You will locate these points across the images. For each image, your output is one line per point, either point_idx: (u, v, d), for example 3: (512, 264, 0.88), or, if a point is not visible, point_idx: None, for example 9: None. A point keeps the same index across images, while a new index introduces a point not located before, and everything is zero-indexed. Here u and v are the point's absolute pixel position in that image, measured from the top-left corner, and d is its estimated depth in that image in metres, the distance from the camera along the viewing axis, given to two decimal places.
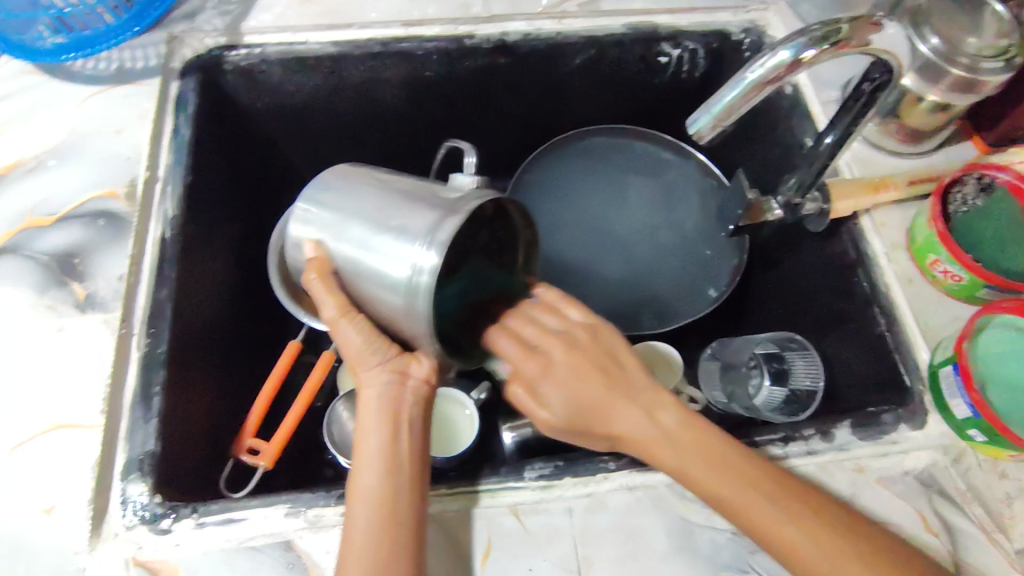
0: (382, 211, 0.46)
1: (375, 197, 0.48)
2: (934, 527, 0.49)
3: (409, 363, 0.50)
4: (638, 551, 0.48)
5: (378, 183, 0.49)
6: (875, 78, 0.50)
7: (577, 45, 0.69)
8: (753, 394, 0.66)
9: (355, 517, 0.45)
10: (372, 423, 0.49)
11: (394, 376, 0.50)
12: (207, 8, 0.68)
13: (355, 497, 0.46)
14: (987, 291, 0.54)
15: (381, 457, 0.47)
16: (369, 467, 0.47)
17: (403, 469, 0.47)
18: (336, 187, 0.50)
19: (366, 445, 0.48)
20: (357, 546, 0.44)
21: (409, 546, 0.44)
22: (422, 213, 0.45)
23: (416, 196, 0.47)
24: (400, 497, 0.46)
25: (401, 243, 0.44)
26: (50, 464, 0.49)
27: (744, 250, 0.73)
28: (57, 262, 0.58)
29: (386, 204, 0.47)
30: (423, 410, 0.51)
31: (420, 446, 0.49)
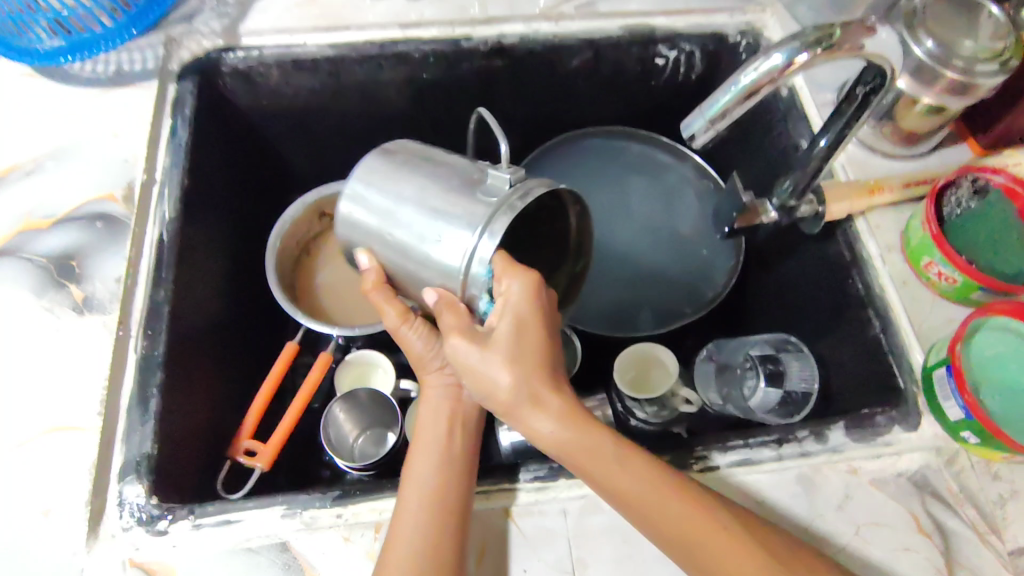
0: (430, 198, 0.48)
1: (423, 183, 0.49)
2: (926, 528, 0.50)
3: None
4: (632, 552, 0.48)
5: (424, 166, 0.51)
6: (867, 82, 0.50)
7: (574, 47, 0.69)
8: (748, 396, 0.65)
9: (406, 497, 0.47)
10: (429, 422, 0.52)
11: (454, 381, 0.54)
12: (204, 9, 0.68)
13: (406, 483, 0.49)
14: (981, 294, 0.54)
15: (436, 447, 0.50)
16: (424, 457, 0.50)
17: (454, 458, 0.50)
18: (383, 174, 0.51)
19: (423, 439, 0.51)
20: (405, 531, 0.46)
21: (455, 525, 0.46)
22: (472, 202, 0.47)
23: (464, 181, 0.49)
24: (449, 480, 0.48)
25: (454, 231, 0.47)
26: (47, 466, 0.50)
27: (739, 253, 0.74)
28: (55, 264, 0.58)
29: (435, 191, 0.49)
30: (479, 415, 0.54)
31: (472, 443, 0.52)
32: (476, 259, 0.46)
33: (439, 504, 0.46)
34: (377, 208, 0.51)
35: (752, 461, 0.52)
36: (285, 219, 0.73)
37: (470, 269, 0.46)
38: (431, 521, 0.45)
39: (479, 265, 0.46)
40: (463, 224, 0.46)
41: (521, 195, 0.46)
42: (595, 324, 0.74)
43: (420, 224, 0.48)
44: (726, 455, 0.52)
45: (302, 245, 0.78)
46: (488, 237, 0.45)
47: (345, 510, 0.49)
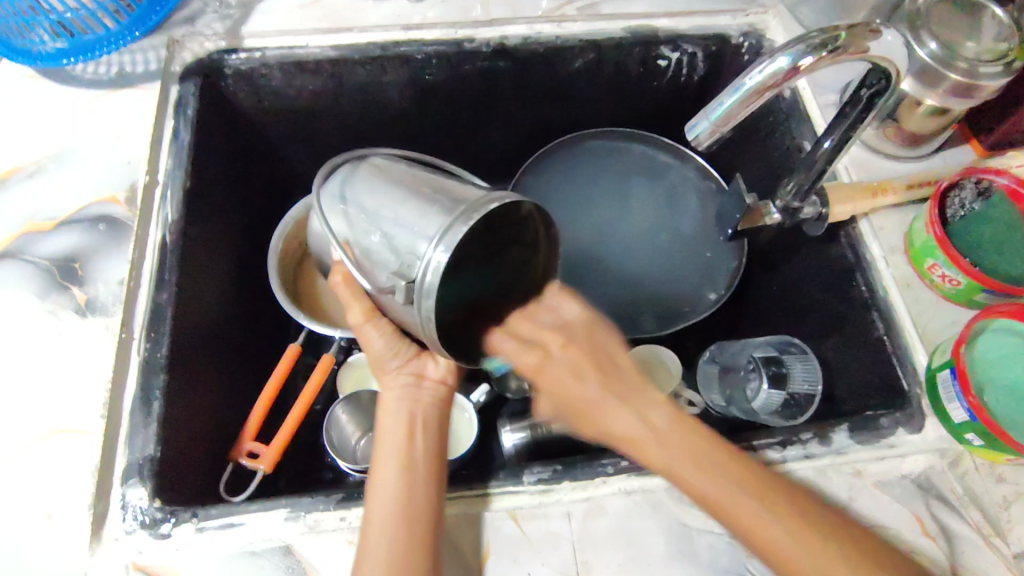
0: (401, 207, 0.46)
1: (396, 192, 0.48)
2: (931, 531, 0.50)
3: (424, 368, 0.57)
4: (636, 554, 0.48)
5: (404, 178, 0.50)
6: (872, 85, 0.50)
7: (577, 48, 0.69)
8: (751, 398, 0.66)
9: (373, 506, 0.48)
10: (392, 426, 0.54)
11: (410, 380, 0.56)
12: (207, 11, 0.68)
13: (372, 492, 0.49)
14: (985, 296, 0.54)
15: (398, 451, 0.52)
16: (387, 460, 0.51)
17: (415, 462, 0.51)
18: (367, 181, 0.50)
19: (386, 442, 0.53)
20: (373, 538, 0.46)
21: (426, 530, 0.46)
22: (437, 213, 0.44)
23: (438, 194, 0.46)
24: (415, 484, 0.49)
25: (417, 241, 0.43)
26: (49, 468, 0.50)
27: (741, 254, 0.74)
28: (58, 267, 0.58)
29: (407, 199, 0.46)
30: (438, 414, 0.56)
31: (436, 447, 0.53)
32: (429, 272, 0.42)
33: (411, 516, 0.46)
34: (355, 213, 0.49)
35: (756, 464, 0.52)
36: (286, 220, 0.73)
37: (422, 284, 0.42)
38: (401, 528, 0.45)
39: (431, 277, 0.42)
40: (425, 235, 0.43)
41: (484, 205, 0.42)
42: None
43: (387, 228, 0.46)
44: None
45: (303, 246, 0.77)
46: (443, 248, 0.41)
47: (348, 513, 0.49)
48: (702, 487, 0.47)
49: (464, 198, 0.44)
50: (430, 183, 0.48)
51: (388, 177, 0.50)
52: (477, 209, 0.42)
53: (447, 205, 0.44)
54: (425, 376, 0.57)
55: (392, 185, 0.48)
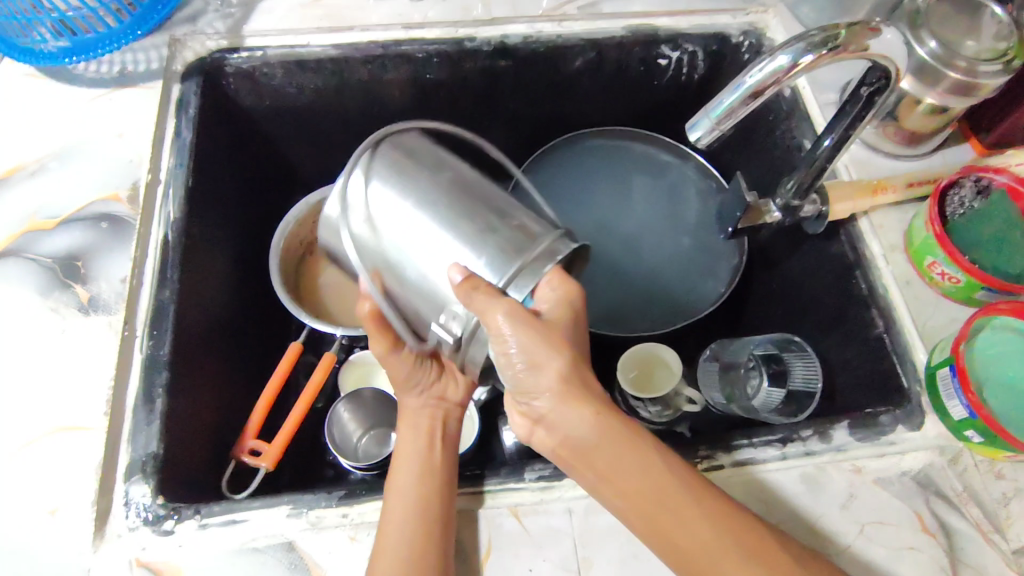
0: (461, 232, 0.48)
1: (448, 209, 0.49)
2: (930, 527, 0.50)
3: (443, 392, 0.58)
4: (637, 551, 0.48)
5: (450, 187, 0.50)
6: (872, 83, 0.50)
7: (578, 47, 0.69)
8: (751, 396, 0.66)
9: (391, 508, 0.48)
10: (411, 440, 0.54)
11: (431, 402, 0.57)
12: (209, 10, 0.68)
13: (390, 493, 0.49)
14: (984, 293, 0.55)
15: (417, 461, 0.52)
16: (406, 469, 0.51)
17: (436, 470, 0.51)
18: (407, 187, 0.51)
19: (405, 454, 0.53)
20: (388, 539, 0.46)
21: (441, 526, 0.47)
22: (494, 249, 0.47)
23: (496, 221, 0.48)
24: (434, 488, 0.49)
25: (478, 275, 0.47)
26: (52, 466, 0.50)
27: (742, 252, 0.74)
28: (61, 265, 0.58)
29: (463, 226, 0.48)
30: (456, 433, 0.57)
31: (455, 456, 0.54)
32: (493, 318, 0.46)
33: (426, 512, 0.47)
34: (401, 223, 0.50)
35: (756, 460, 0.52)
36: (288, 218, 0.73)
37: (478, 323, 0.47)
38: (417, 524, 0.46)
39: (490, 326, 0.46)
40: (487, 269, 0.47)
41: (541, 253, 0.47)
42: (596, 324, 0.74)
43: (439, 249, 0.48)
44: (730, 455, 0.52)
45: (305, 245, 0.77)
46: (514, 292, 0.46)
47: (351, 509, 0.50)
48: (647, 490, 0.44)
49: (521, 230, 0.48)
50: (478, 199, 0.50)
51: (427, 182, 0.50)
52: (536, 258, 0.47)
53: (505, 238, 0.48)
54: (443, 399, 0.58)
55: (443, 198, 0.50)
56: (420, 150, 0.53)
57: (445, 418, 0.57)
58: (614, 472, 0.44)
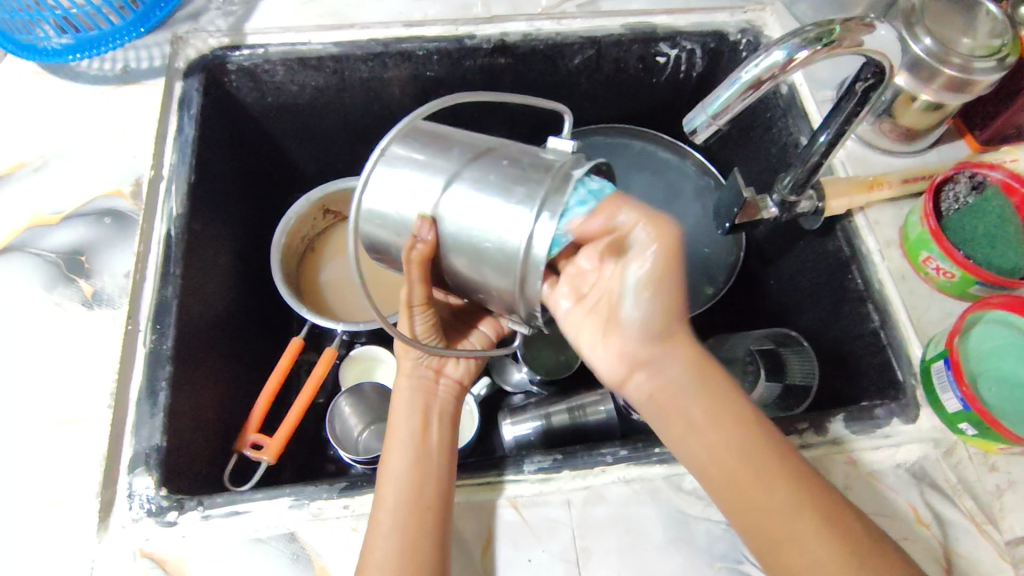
0: (485, 177, 0.43)
1: (464, 164, 0.44)
2: (924, 518, 0.51)
3: (443, 365, 0.58)
4: (635, 542, 0.49)
5: (468, 146, 0.46)
6: (867, 79, 0.50)
7: (577, 45, 0.70)
8: (747, 388, 0.65)
9: (384, 496, 0.48)
10: (405, 417, 0.54)
11: (428, 373, 0.57)
12: (211, 9, 0.69)
13: (383, 480, 0.50)
14: (979, 288, 0.55)
15: (410, 443, 0.52)
16: (399, 451, 0.51)
17: (430, 452, 0.51)
18: (418, 155, 0.46)
19: (398, 431, 0.53)
20: (381, 529, 0.47)
21: (435, 513, 0.47)
22: (523, 180, 0.42)
23: (519, 159, 0.44)
24: (425, 475, 0.49)
25: (512, 213, 0.41)
26: (59, 457, 0.51)
27: (740, 248, 0.75)
28: (65, 260, 0.59)
29: (488, 171, 0.43)
30: (452, 408, 0.57)
31: (450, 437, 0.54)
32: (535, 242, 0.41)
33: (421, 500, 0.47)
34: (425, 191, 0.44)
35: None
36: (289, 215, 0.74)
37: (528, 253, 0.41)
38: (412, 512, 0.46)
39: (540, 249, 0.41)
40: (519, 202, 0.41)
41: (572, 170, 0.42)
42: None
43: (472, 204, 0.43)
44: None
45: (305, 241, 0.78)
46: (548, 214, 0.41)
47: (353, 501, 0.50)
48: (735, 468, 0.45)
49: (542, 161, 0.43)
50: (493, 148, 0.46)
51: (437, 146, 0.46)
52: (568, 174, 0.42)
53: (536, 167, 0.43)
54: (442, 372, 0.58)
55: (463, 155, 0.45)
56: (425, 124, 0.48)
57: (442, 393, 0.57)
58: (710, 443, 0.46)
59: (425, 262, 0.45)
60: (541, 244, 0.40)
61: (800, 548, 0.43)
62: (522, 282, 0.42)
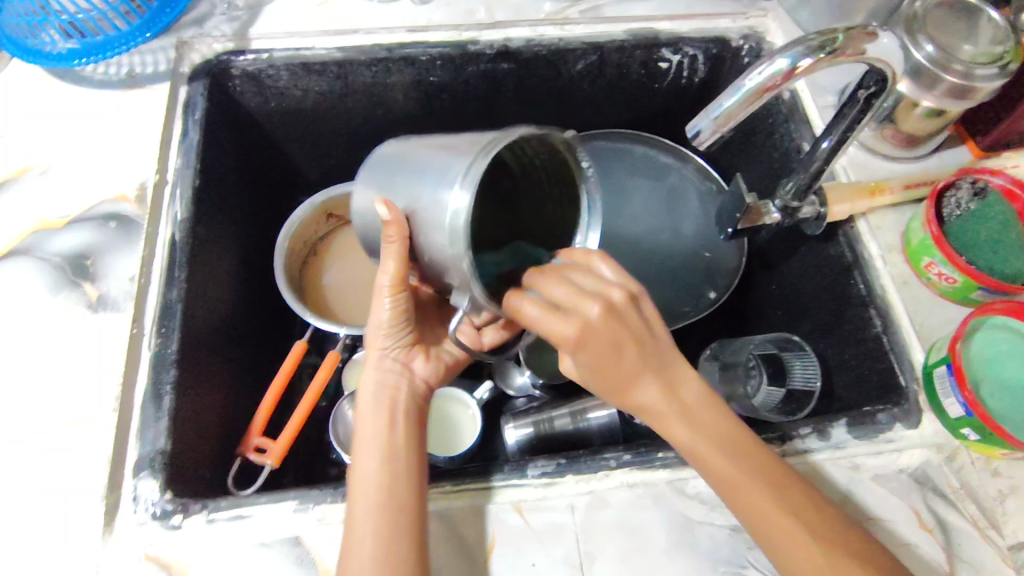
0: (429, 161, 0.45)
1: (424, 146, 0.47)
2: (927, 523, 0.51)
3: (410, 361, 0.56)
4: (638, 546, 0.49)
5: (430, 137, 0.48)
6: (869, 86, 0.51)
7: (580, 51, 0.70)
8: (751, 395, 0.67)
9: (358, 498, 0.47)
10: (373, 414, 0.52)
11: (396, 368, 0.55)
12: (215, 14, 0.69)
13: (356, 482, 0.49)
14: (981, 294, 0.55)
15: (380, 443, 0.50)
16: (371, 451, 0.50)
17: (399, 453, 0.50)
18: (390, 148, 0.49)
19: (366, 431, 0.51)
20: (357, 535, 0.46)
21: (409, 514, 0.47)
22: (456, 157, 0.43)
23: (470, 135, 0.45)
24: (399, 476, 0.49)
25: (442, 189, 0.42)
26: (64, 461, 0.51)
27: (741, 254, 0.75)
28: (70, 264, 0.59)
29: (437, 152, 0.45)
30: (418, 407, 0.54)
31: (418, 435, 0.52)
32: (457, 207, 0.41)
33: (396, 504, 0.47)
34: (388, 179, 0.47)
35: None
36: (293, 219, 0.74)
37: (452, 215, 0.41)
38: (385, 514, 0.46)
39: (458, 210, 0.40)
40: (447, 179, 0.42)
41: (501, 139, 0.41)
42: None
43: (418, 176, 0.45)
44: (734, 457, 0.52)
45: (310, 245, 0.79)
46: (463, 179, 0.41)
47: None
48: (708, 459, 0.46)
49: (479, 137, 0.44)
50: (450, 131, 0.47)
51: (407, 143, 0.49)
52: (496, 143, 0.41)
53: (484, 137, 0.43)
54: (413, 370, 0.56)
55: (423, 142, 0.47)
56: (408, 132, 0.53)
57: (411, 386, 0.55)
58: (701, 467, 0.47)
59: (399, 241, 0.46)
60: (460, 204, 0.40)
61: (765, 523, 0.45)
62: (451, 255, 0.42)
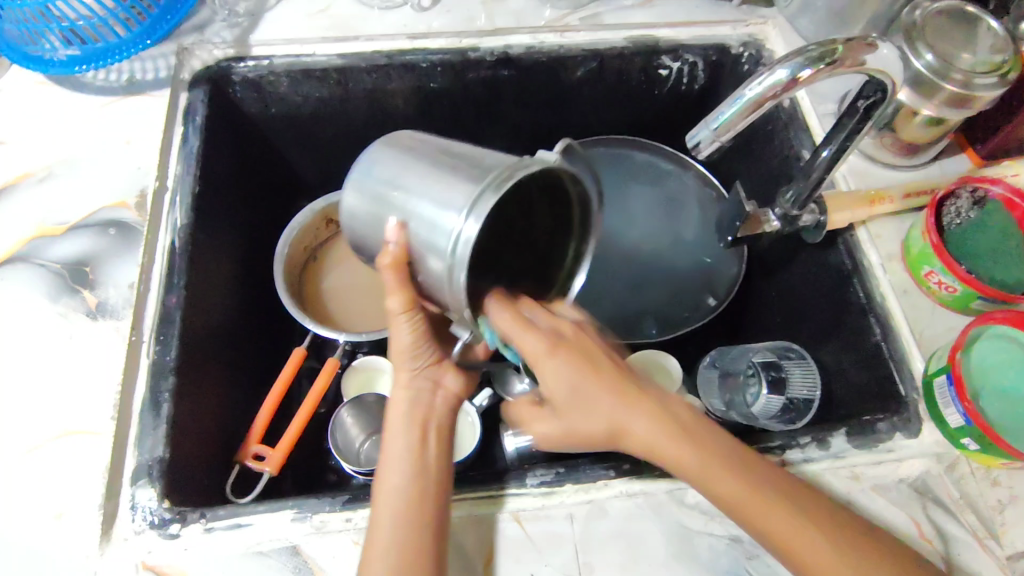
0: (431, 180, 0.44)
1: (424, 159, 0.46)
2: (927, 534, 0.50)
3: (441, 376, 0.53)
4: (637, 556, 0.49)
5: (433, 149, 0.47)
6: (869, 96, 0.50)
7: (579, 57, 0.70)
8: (751, 403, 0.67)
9: (379, 513, 0.47)
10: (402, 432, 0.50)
11: (426, 385, 0.52)
12: (216, 20, 0.69)
13: (381, 493, 0.48)
14: (981, 302, 0.55)
15: (406, 459, 0.49)
16: (395, 465, 0.49)
17: (426, 471, 0.49)
18: (389, 151, 0.48)
19: (393, 446, 0.50)
20: (378, 549, 0.46)
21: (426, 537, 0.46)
22: (463, 184, 0.42)
23: (480, 159, 0.44)
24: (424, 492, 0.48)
25: (442, 216, 0.42)
26: (63, 469, 0.51)
27: (741, 262, 0.74)
28: (69, 271, 0.59)
29: (441, 171, 0.44)
30: (449, 421, 0.53)
31: (447, 453, 0.51)
32: (463, 244, 0.41)
33: (411, 524, 0.46)
34: (387, 190, 0.46)
35: None
36: (292, 226, 0.75)
37: (456, 250, 0.41)
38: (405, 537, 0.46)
39: (465, 245, 0.41)
40: (453, 206, 0.42)
41: (513, 174, 0.41)
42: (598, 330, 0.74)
43: (421, 194, 0.44)
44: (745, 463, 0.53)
45: (310, 251, 0.79)
46: (474, 216, 0.40)
47: (354, 514, 0.50)
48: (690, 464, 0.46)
49: (487, 164, 0.43)
50: (455, 149, 0.47)
51: (413, 148, 0.47)
52: (507, 178, 0.41)
53: (496, 166, 0.43)
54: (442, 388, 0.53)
55: (425, 155, 0.46)
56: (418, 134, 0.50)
57: (440, 405, 0.52)
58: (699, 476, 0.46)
59: (399, 267, 0.45)
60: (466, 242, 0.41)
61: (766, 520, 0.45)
62: (445, 283, 0.43)
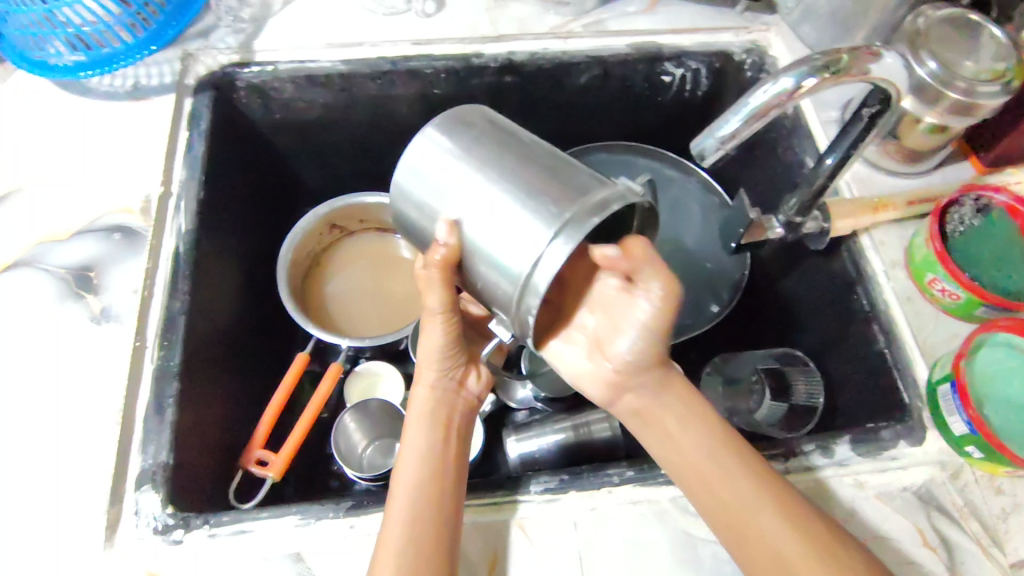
0: (511, 192, 0.44)
1: (501, 163, 0.46)
2: (931, 541, 0.50)
3: (466, 380, 0.60)
4: (641, 563, 0.49)
5: (508, 151, 0.47)
6: (872, 105, 0.51)
7: (583, 64, 0.70)
8: (755, 409, 0.67)
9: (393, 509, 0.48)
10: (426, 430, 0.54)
11: (453, 385, 0.59)
12: (221, 26, 0.69)
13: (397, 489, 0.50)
14: (984, 310, 0.55)
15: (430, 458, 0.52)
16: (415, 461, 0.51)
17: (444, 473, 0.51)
18: (462, 144, 0.47)
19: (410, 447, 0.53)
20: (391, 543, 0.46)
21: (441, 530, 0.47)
22: (546, 203, 0.43)
23: (561, 178, 0.45)
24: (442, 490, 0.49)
25: (524, 236, 0.43)
26: (69, 474, 0.51)
27: (744, 268, 0.75)
28: (74, 276, 0.59)
29: (522, 187, 0.44)
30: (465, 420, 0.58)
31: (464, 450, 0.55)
32: (541, 267, 0.42)
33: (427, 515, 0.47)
34: (455, 190, 0.46)
35: None
36: (296, 230, 0.75)
37: (531, 275, 0.42)
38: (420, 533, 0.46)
39: (542, 275, 0.42)
40: (534, 230, 0.42)
41: (603, 208, 0.42)
42: None
43: (493, 214, 0.44)
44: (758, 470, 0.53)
45: (314, 256, 0.79)
46: (561, 241, 0.41)
47: (358, 520, 0.50)
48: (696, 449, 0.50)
49: (574, 188, 0.44)
50: (537, 158, 0.47)
51: (489, 145, 0.47)
52: (597, 211, 0.42)
53: (581, 192, 0.44)
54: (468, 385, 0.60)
55: (501, 157, 0.46)
56: (482, 117, 0.50)
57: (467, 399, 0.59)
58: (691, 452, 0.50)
59: (448, 265, 0.46)
60: (546, 270, 0.42)
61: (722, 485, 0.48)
62: (508, 302, 0.45)
